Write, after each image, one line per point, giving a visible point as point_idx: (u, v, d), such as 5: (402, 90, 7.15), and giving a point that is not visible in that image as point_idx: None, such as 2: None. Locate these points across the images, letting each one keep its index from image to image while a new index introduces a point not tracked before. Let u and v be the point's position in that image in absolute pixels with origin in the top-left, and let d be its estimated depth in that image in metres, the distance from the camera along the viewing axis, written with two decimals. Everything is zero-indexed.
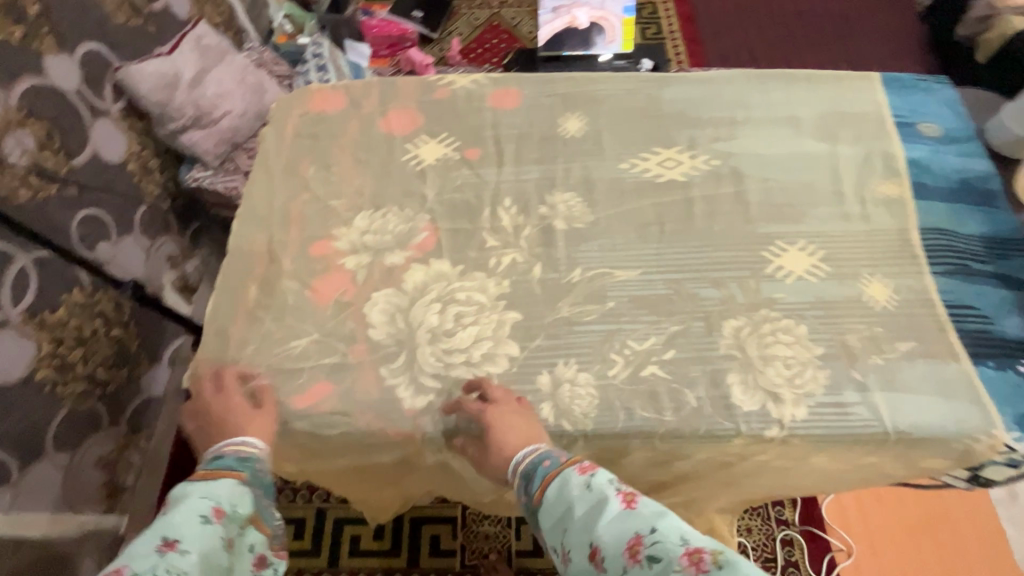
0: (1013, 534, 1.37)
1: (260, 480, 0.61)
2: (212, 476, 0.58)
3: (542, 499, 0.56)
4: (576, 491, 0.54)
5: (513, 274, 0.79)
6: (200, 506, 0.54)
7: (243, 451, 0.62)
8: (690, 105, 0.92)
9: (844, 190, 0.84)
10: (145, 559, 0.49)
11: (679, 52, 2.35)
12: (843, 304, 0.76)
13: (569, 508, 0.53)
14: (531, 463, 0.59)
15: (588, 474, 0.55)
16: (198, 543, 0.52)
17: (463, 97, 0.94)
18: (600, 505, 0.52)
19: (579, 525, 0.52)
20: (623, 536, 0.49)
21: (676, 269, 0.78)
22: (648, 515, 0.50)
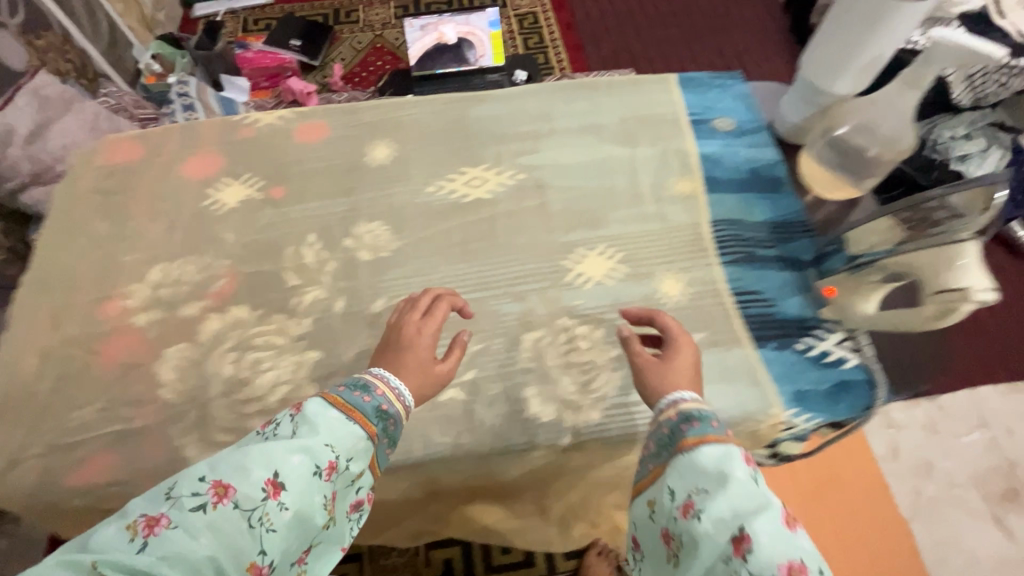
0: (901, 490, 1.38)
1: (384, 437, 0.58)
2: (348, 417, 0.55)
3: (694, 450, 0.52)
4: (742, 474, 0.49)
5: (315, 311, 0.77)
6: (320, 456, 0.52)
7: (386, 403, 0.59)
8: (497, 122, 0.94)
9: (642, 191, 0.88)
10: (253, 496, 0.48)
11: (561, 59, 2.41)
12: (638, 303, 0.78)
13: (725, 483, 0.49)
14: (697, 413, 0.55)
15: (752, 467, 0.50)
16: (299, 500, 0.50)
17: (269, 134, 0.92)
18: (764, 505, 0.47)
19: (729, 502, 0.47)
20: (782, 553, 0.44)
21: (479, 287, 0.79)
22: (806, 548, 0.45)
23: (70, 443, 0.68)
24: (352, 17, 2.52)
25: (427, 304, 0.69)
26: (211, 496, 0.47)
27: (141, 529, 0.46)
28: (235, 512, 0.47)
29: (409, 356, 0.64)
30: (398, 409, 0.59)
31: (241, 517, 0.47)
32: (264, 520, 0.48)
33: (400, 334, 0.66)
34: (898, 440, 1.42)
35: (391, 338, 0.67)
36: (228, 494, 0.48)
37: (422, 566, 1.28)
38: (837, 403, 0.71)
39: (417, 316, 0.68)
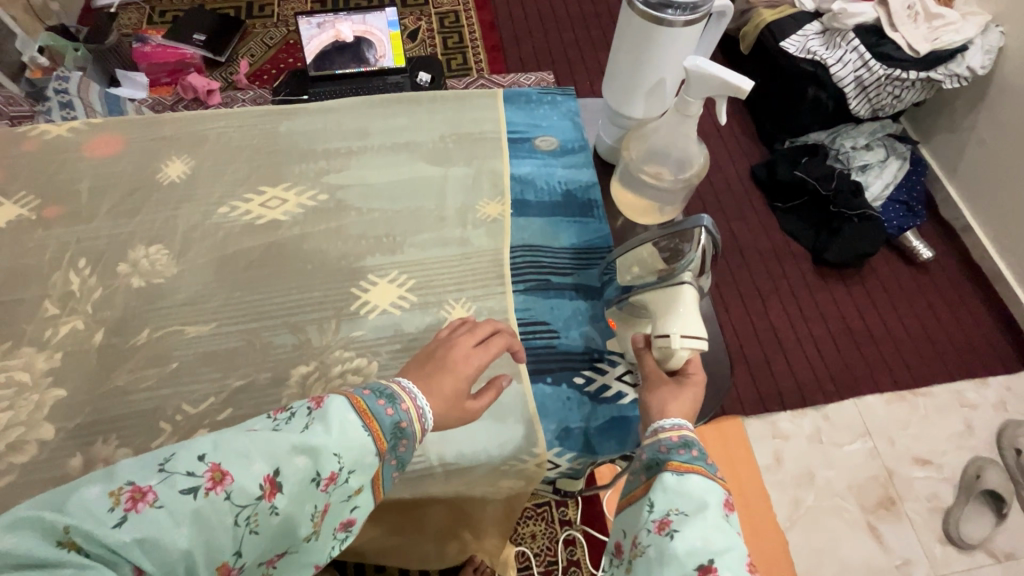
0: (777, 499, 1.32)
1: (393, 455, 0.54)
2: (364, 425, 0.51)
3: (680, 472, 0.52)
4: (718, 513, 0.50)
5: (69, 344, 0.72)
6: (324, 463, 0.48)
7: (406, 422, 0.53)
8: (307, 137, 0.89)
9: (446, 214, 0.84)
10: (250, 490, 0.45)
11: (480, 59, 2.36)
12: (418, 334, 0.75)
13: (702, 510, 0.50)
14: (691, 440, 0.56)
15: (726, 510, 0.52)
16: (292, 505, 0.47)
17: (56, 148, 0.86)
18: (732, 547, 0.48)
19: (703, 532, 0.48)
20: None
21: (255, 317, 0.75)
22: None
23: None
24: (265, 11, 2.42)
25: (485, 330, 0.64)
26: (206, 481, 0.44)
27: (125, 500, 0.42)
28: (228, 504, 0.44)
29: (446, 382, 0.58)
30: (416, 430, 0.54)
31: (229, 511, 0.44)
32: (251, 520, 0.45)
33: (449, 356, 0.60)
34: (778, 447, 1.37)
35: (431, 359, 0.60)
36: (223, 483, 0.44)
37: None
38: (606, 440, 0.69)
39: (472, 339, 0.62)
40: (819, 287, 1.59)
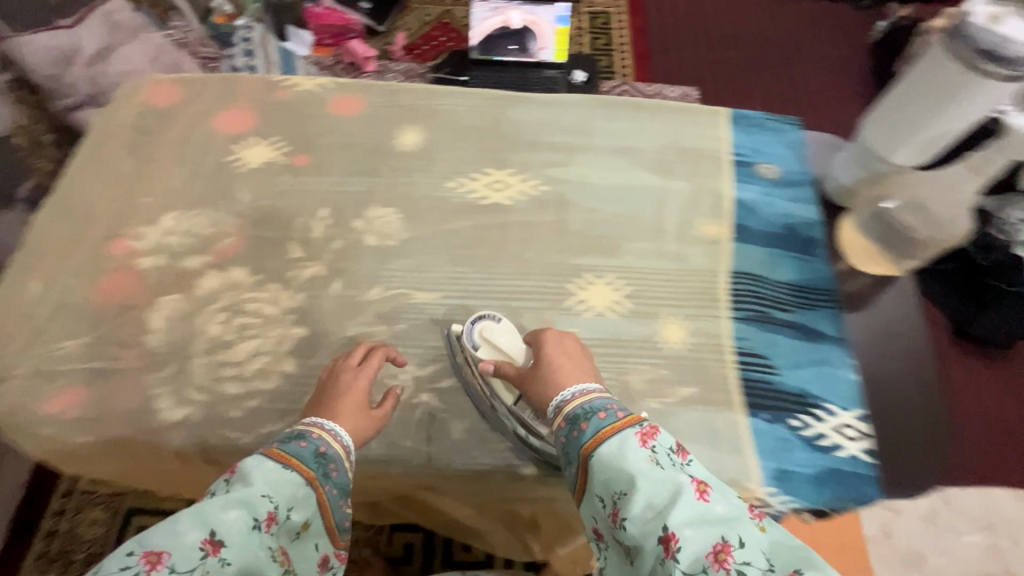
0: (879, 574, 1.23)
1: (330, 482, 0.60)
2: (284, 465, 0.58)
3: (593, 454, 0.57)
4: (643, 465, 0.55)
5: (310, 288, 0.77)
6: (258, 509, 0.54)
7: (324, 445, 0.61)
8: (532, 126, 0.91)
9: (665, 227, 0.83)
10: (192, 555, 0.50)
11: (625, 65, 2.34)
12: (633, 343, 0.75)
13: (633, 480, 0.55)
14: (582, 412, 0.61)
15: (649, 450, 0.57)
16: (241, 555, 0.52)
17: (305, 100, 0.92)
18: (676, 491, 0.53)
19: (647, 499, 0.53)
20: (707, 533, 0.51)
21: (477, 295, 0.77)
22: (722, 515, 0.53)
23: (54, 372, 0.69)
24: None
25: (363, 354, 0.70)
26: (143, 565, 0.48)
27: None
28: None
29: (349, 399, 0.66)
30: (337, 450, 0.62)
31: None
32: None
33: (333, 382, 0.67)
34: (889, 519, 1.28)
35: (322, 390, 0.68)
36: (162, 560, 0.49)
37: (383, 544, 1.42)
38: (819, 490, 0.67)
39: (351, 362, 0.69)
40: (954, 357, 1.47)
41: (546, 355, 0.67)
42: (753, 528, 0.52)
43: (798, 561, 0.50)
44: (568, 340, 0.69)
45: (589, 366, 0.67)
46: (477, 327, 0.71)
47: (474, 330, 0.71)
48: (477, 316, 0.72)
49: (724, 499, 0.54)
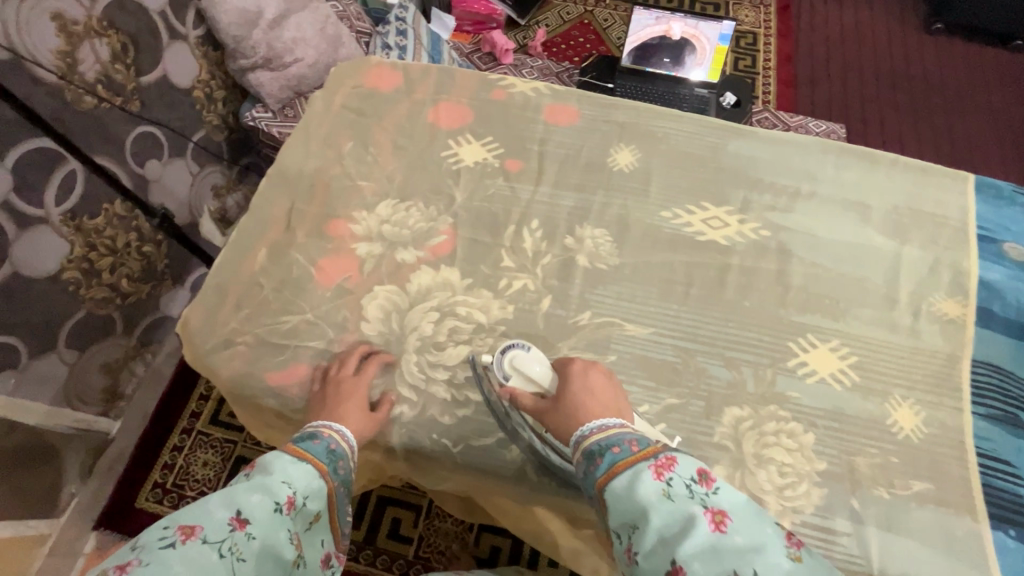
0: None
1: (338, 478, 0.61)
2: (299, 458, 0.58)
3: (605, 489, 0.52)
4: (653, 496, 0.49)
5: (520, 301, 0.75)
6: (278, 492, 0.54)
7: (335, 443, 0.62)
8: (754, 164, 0.86)
9: (897, 297, 0.77)
10: (221, 527, 0.48)
11: (768, 91, 2.21)
12: (860, 420, 0.69)
13: (644, 513, 0.48)
14: (599, 446, 0.55)
15: (665, 482, 0.50)
16: (266, 531, 0.51)
17: (519, 103, 0.90)
18: (686, 522, 0.47)
19: (659, 535, 0.47)
20: (718, 567, 0.44)
21: (692, 338, 0.73)
22: (742, 547, 0.45)
23: (277, 345, 0.71)
24: None
25: (355, 363, 0.68)
26: (179, 536, 0.47)
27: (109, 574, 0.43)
28: (206, 546, 0.47)
29: (354, 406, 0.65)
30: (345, 449, 0.62)
31: (210, 550, 0.47)
32: (234, 550, 0.48)
33: (331, 391, 0.66)
34: None
35: (324, 397, 0.67)
36: (195, 532, 0.47)
37: (471, 543, 1.36)
38: None
39: (348, 372, 0.68)
40: None
41: (569, 392, 0.61)
42: (782, 558, 0.45)
43: None
44: (597, 372, 0.64)
45: (621, 401, 0.62)
46: (507, 356, 0.65)
47: (504, 359, 0.65)
48: (507, 344, 0.67)
49: (748, 528, 0.46)
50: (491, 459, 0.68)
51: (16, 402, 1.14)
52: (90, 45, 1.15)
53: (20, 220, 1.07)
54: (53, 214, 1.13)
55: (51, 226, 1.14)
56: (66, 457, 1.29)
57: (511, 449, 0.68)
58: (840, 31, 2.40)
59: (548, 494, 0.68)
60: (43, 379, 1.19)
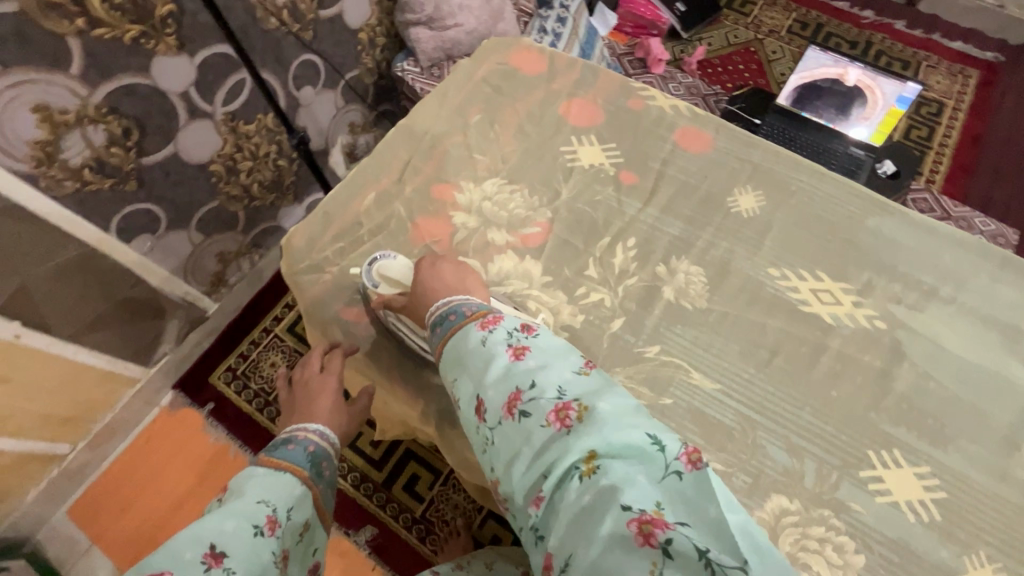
0: None
1: (321, 480, 0.67)
2: (275, 469, 0.64)
3: (440, 351, 0.58)
4: (472, 345, 0.56)
5: (591, 313, 0.73)
6: (256, 515, 0.57)
7: (312, 446, 0.69)
8: (892, 247, 0.76)
9: (1019, 445, 0.66)
10: (195, 568, 0.49)
11: (937, 170, 1.96)
12: (927, 565, 0.60)
13: (463, 361, 0.55)
14: (441, 316, 0.61)
15: (487, 333, 0.56)
16: (247, 560, 0.52)
17: (654, 118, 0.87)
18: (488, 359, 0.54)
19: (469, 377, 0.54)
20: (505, 388, 0.52)
21: (759, 410, 0.68)
22: (530, 370, 0.52)
23: (358, 284, 0.76)
24: (745, 8, 2.33)
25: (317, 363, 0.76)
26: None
27: None
28: None
29: (324, 402, 0.75)
30: (321, 450, 0.70)
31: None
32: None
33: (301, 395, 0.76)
34: None
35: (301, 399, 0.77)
36: None
37: (476, 525, 1.38)
38: None
39: (312, 370, 0.76)
40: None
41: (418, 280, 0.65)
42: (563, 372, 0.52)
43: (583, 395, 0.50)
44: (446, 262, 0.67)
45: (469, 278, 0.66)
46: (375, 267, 0.73)
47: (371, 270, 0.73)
48: (373, 258, 0.74)
49: (540, 354, 0.54)
50: None
51: (146, 261, 1.31)
52: None
53: (191, 110, 1.23)
54: (218, 112, 1.28)
55: (213, 122, 1.29)
56: (168, 321, 1.48)
57: None
58: None
59: None
60: (170, 250, 1.37)
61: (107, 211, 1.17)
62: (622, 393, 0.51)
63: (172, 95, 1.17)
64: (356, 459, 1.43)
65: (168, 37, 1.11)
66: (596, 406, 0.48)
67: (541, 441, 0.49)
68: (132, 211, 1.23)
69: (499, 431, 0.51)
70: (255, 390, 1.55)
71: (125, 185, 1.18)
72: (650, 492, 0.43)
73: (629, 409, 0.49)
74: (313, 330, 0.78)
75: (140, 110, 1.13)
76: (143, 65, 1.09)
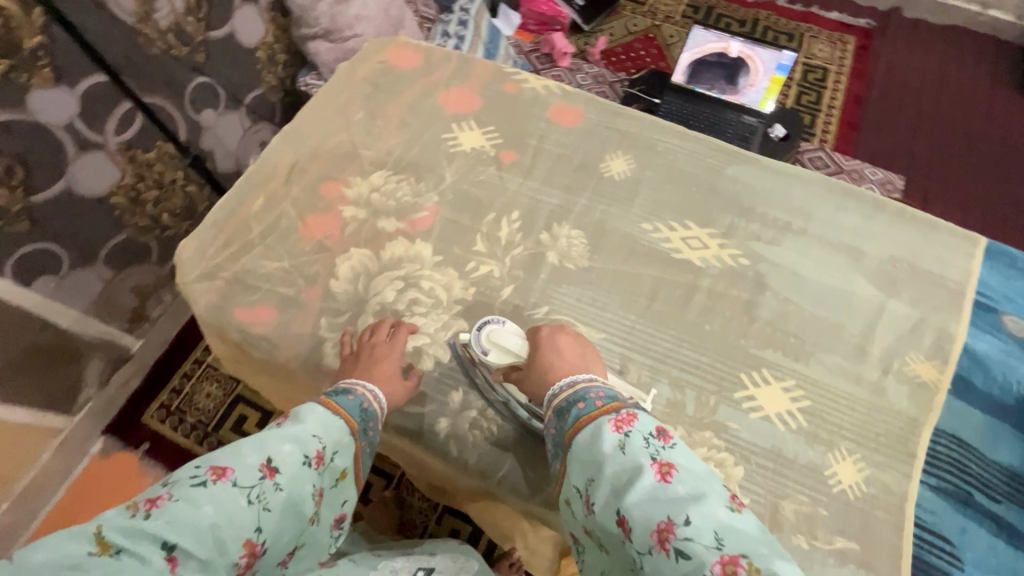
0: None
1: (367, 438, 0.65)
2: (332, 412, 0.63)
3: (571, 441, 0.59)
4: (610, 447, 0.56)
5: (482, 285, 0.77)
6: (309, 446, 0.59)
7: (367, 402, 0.66)
8: (749, 191, 0.84)
9: (868, 349, 0.73)
10: (251, 474, 0.54)
11: (828, 130, 2.12)
12: (798, 466, 0.67)
13: (600, 463, 0.56)
14: (570, 406, 0.61)
15: (622, 434, 0.57)
16: (292, 483, 0.56)
17: (528, 98, 0.92)
18: (634, 474, 0.54)
19: (608, 483, 0.55)
20: (655, 514, 0.51)
21: (641, 352, 0.73)
22: (680, 496, 0.51)
23: (254, 287, 0.77)
24: None
25: (387, 329, 0.72)
26: (210, 476, 0.52)
27: (142, 506, 0.49)
28: (234, 489, 0.52)
29: (389, 367, 0.69)
30: (375, 409, 0.66)
31: (240, 494, 0.52)
32: (261, 498, 0.53)
33: (366, 355, 0.70)
34: None
35: (359, 359, 0.70)
36: (227, 474, 0.53)
37: (433, 523, 1.40)
38: None
39: (380, 338, 0.72)
40: None
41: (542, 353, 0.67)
42: (721, 508, 0.50)
43: (748, 550, 0.47)
44: (564, 334, 0.70)
45: (590, 355, 0.68)
46: (485, 332, 0.70)
47: (482, 335, 0.70)
48: (482, 323, 0.72)
49: (690, 479, 0.53)
50: (423, 427, 0.71)
51: (51, 303, 1.27)
52: None
53: (80, 142, 1.20)
54: (111, 141, 1.26)
55: (107, 153, 1.26)
56: (87, 363, 1.42)
57: (439, 422, 0.71)
58: (922, 80, 2.25)
59: (465, 474, 0.71)
60: (77, 289, 1.32)
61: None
62: (790, 560, 0.48)
63: (56, 129, 1.15)
64: None
65: (42, 69, 1.08)
66: (768, 571, 0.46)
67: None
68: (28, 252, 1.18)
69: (647, 561, 0.50)
70: (193, 423, 1.51)
71: (15, 226, 1.14)
72: None
73: None
74: (215, 339, 0.78)
75: (22, 146, 1.10)
76: (18, 100, 1.06)
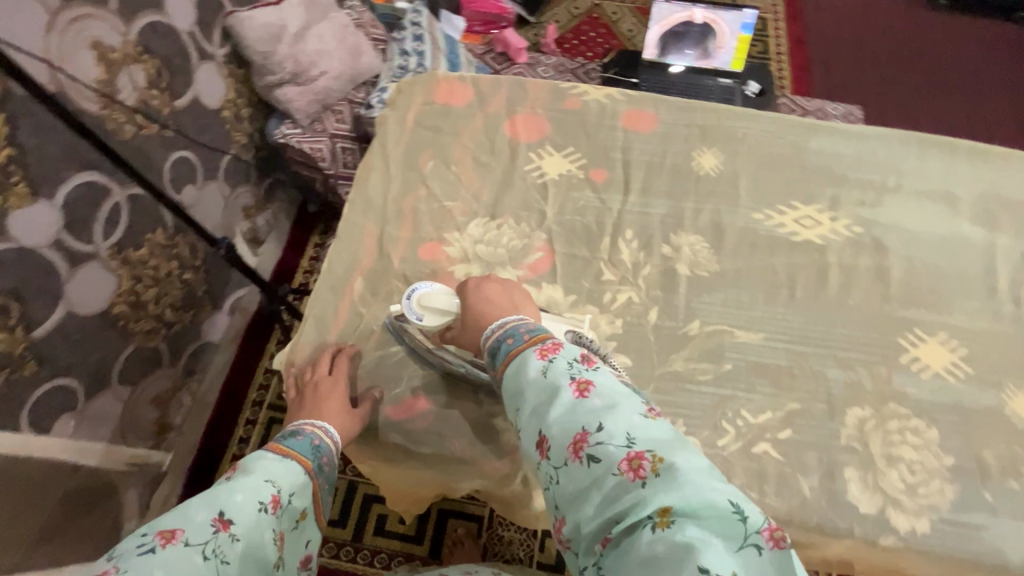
0: None
1: (323, 475, 0.62)
2: (282, 455, 0.59)
3: (501, 376, 0.57)
4: (533, 373, 0.54)
5: (627, 314, 0.74)
6: (263, 492, 0.53)
7: (318, 439, 0.63)
8: (837, 160, 0.85)
9: (996, 286, 0.77)
10: (204, 530, 0.48)
11: (782, 76, 2.21)
12: (980, 413, 0.69)
13: (522, 391, 0.54)
14: (500, 343, 0.59)
15: (547, 360, 0.55)
16: (251, 532, 0.50)
17: (595, 111, 0.88)
18: (553, 394, 0.52)
19: (531, 409, 0.53)
20: (569, 428, 0.50)
21: (802, 341, 0.73)
22: (597, 408, 0.50)
23: (392, 377, 0.70)
24: None
25: (326, 361, 0.69)
26: (159, 541, 0.46)
27: None
28: (187, 548, 0.46)
29: (337, 400, 0.65)
30: (329, 445, 0.63)
31: (194, 553, 0.46)
32: (218, 553, 0.48)
33: (310, 395, 0.66)
34: None
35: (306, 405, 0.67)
36: (177, 535, 0.47)
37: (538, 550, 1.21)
38: None
39: (323, 372, 0.68)
40: None
41: (469, 304, 0.65)
42: (635, 414, 0.50)
43: (654, 446, 0.47)
44: (490, 282, 0.67)
45: (520, 298, 0.66)
46: (415, 299, 0.69)
47: (413, 302, 0.69)
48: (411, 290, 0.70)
49: (605, 391, 0.51)
50: None
51: (74, 444, 1.07)
52: (128, 72, 1.11)
53: (70, 257, 1.00)
54: (101, 248, 1.06)
55: (100, 261, 1.06)
56: (123, 496, 1.21)
57: None
58: (847, 12, 2.40)
59: None
60: (96, 420, 1.12)
61: (13, 409, 0.93)
62: (696, 452, 0.47)
63: (42, 250, 0.95)
64: (392, 544, 1.21)
65: (17, 186, 0.88)
66: (670, 462, 0.45)
67: (608, 490, 0.46)
68: (41, 396, 0.99)
69: (563, 472, 0.49)
70: None
71: (22, 371, 0.94)
72: (726, 561, 0.41)
73: (704, 470, 0.46)
74: (361, 444, 0.69)
75: (12, 280, 0.90)
76: None
